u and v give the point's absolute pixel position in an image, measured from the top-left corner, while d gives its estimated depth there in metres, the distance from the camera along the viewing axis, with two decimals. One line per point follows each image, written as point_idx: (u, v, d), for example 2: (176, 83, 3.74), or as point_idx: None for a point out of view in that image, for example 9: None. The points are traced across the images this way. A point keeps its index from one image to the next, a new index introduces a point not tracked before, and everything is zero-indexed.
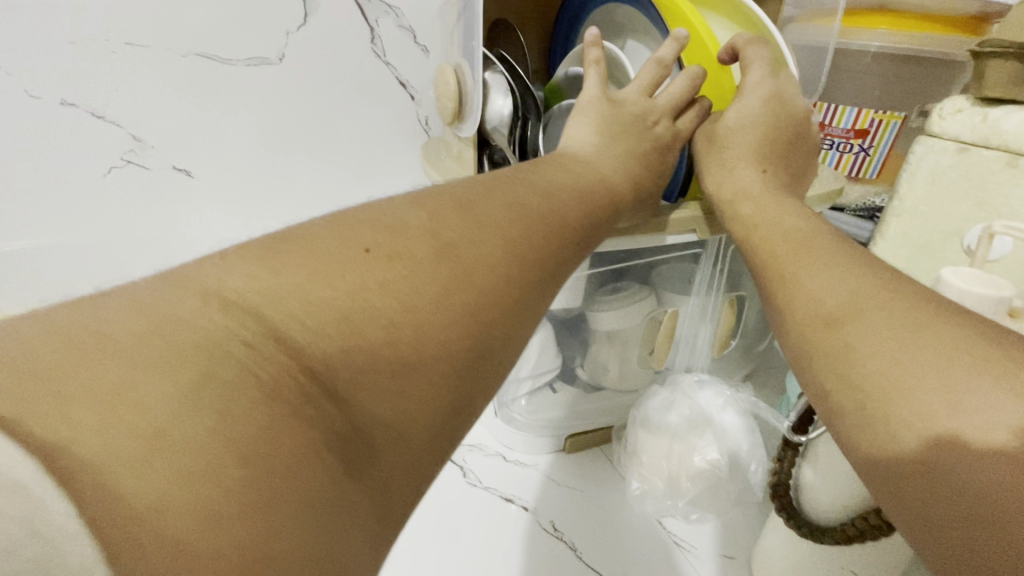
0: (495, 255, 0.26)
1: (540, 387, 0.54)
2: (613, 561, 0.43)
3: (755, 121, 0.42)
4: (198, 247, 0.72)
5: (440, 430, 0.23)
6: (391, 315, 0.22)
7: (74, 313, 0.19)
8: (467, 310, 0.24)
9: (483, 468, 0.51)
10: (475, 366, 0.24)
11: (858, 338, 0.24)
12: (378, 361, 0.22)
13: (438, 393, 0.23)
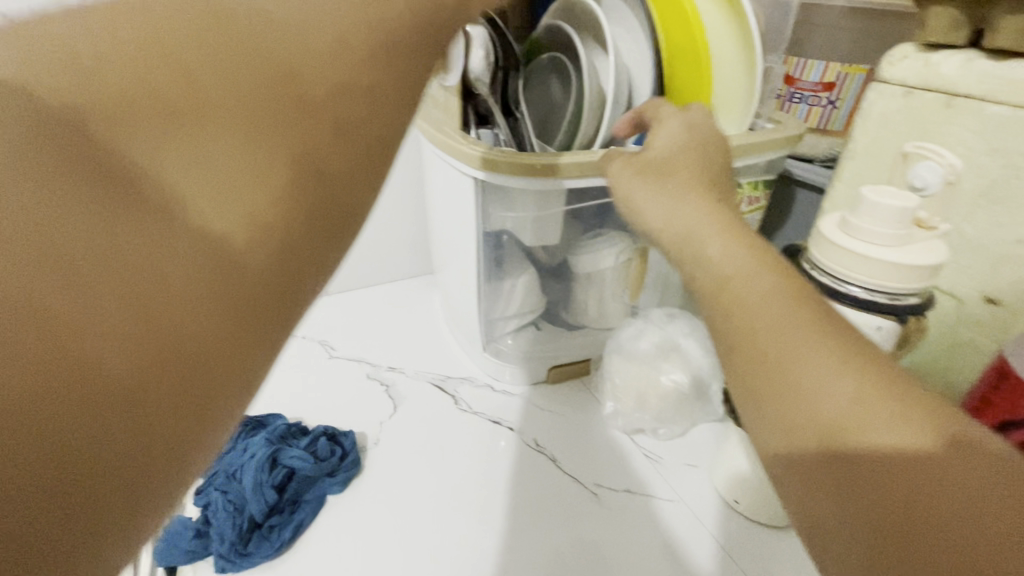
0: (354, 24, 0.20)
1: (524, 326, 0.58)
2: (589, 469, 0.49)
3: (685, 145, 0.34)
4: None
5: (284, 193, 0.19)
6: (161, 60, 0.18)
7: None
8: (339, 111, 0.20)
9: (474, 397, 0.56)
10: (325, 137, 0.20)
11: (740, 294, 0.23)
12: (151, 116, 0.18)
13: (261, 153, 0.19)
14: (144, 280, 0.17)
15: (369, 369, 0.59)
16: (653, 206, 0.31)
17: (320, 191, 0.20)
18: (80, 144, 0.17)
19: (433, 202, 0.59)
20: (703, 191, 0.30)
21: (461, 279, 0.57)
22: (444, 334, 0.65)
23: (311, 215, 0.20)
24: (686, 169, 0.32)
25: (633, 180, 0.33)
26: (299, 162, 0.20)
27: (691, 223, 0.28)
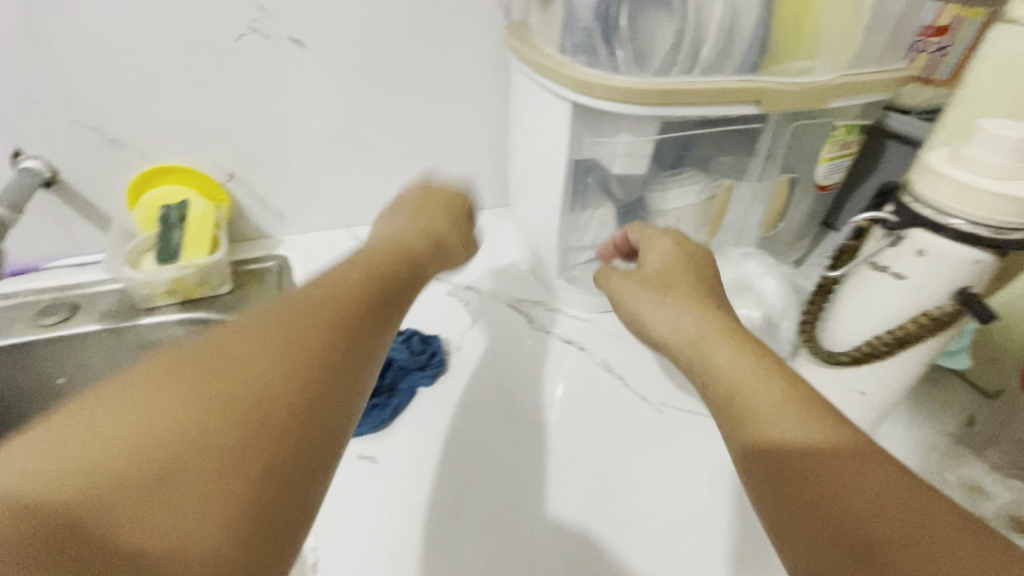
0: (311, 342, 0.28)
1: (597, 257, 0.61)
2: (656, 390, 0.52)
3: (678, 263, 0.43)
4: (241, 132, 0.61)
5: (252, 528, 0.23)
6: (148, 447, 0.22)
7: None
8: (298, 411, 0.26)
9: (546, 318, 0.60)
10: (288, 445, 0.25)
11: (749, 403, 0.30)
12: (131, 492, 0.21)
13: (226, 490, 0.23)
14: None
15: (449, 287, 0.63)
16: (661, 316, 0.40)
17: (281, 493, 0.24)
18: (53, 550, 0.19)
19: (520, 130, 0.61)
20: (705, 304, 0.39)
21: (540, 207, 0.59)
22: (517, 264, 0.69)
23: (261, 527, 0.23)
24: (682, 288, 0.41)
25: (639, 291, 0.43)
26: (264, 479, 0.24)
27: (696, 336, 0.36)
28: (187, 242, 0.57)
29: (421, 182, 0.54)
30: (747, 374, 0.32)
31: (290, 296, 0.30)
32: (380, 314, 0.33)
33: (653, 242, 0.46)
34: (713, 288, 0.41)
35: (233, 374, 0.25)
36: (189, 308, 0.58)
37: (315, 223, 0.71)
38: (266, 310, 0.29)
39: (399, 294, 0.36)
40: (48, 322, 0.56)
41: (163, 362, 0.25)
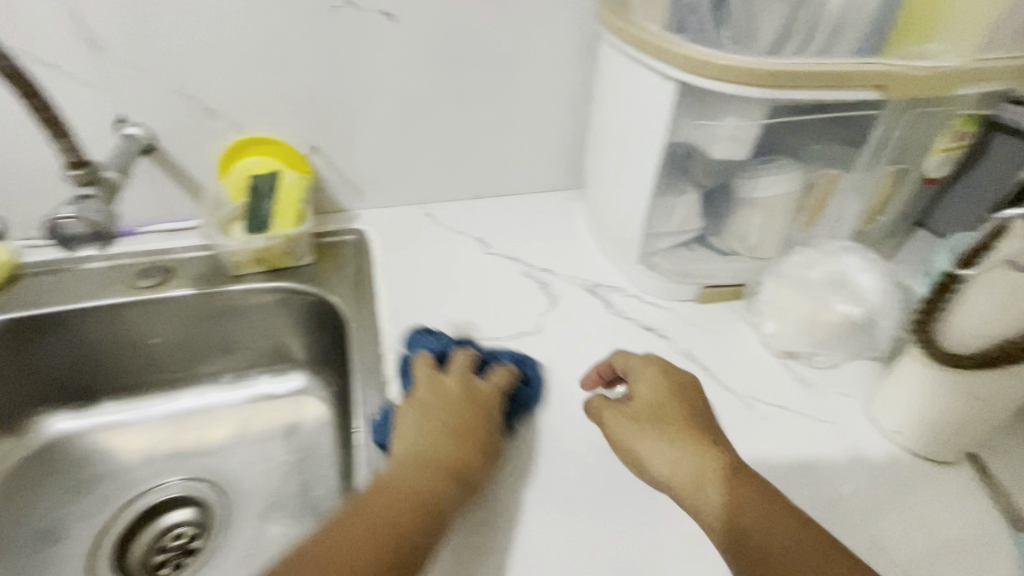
0: None
1: (678, 244, 0.60)
2: (742, 382, 0.51)
3: (665, 400, 0.44)
4: (326, 105, 0.62)
5: None
6: None
7: None
8: None
9: (624, 304, 0.59)
10: None
11: (771, 553, 0.35)
12: None
13: None
14: None
15: (524, 268, 0.63)
16: (662, 461, 0.41)
17: None
18: None
19: (607, 110, 0.59)
20: (700, 442, 0.41)
21: (623, 191, 0.58)
22: (591, 247, 0.68)
23: None
24: (680, 430, 0.42)
25: (633, 426, 0.43)
26: None
27: (704, 483, 0.39)
28: (277, 213, 0.58)
29: (451, 366, 0.47)
30: (760, 523, 0.36)
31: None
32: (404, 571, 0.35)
33: (638, 382, 0.46)
34: (699, 424, 0.43)
35: None
36: (275, 276, 0.60)
37: (389, 198, 0.72)
38: None
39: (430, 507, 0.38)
40: (143, 285, 0.58)
41: None
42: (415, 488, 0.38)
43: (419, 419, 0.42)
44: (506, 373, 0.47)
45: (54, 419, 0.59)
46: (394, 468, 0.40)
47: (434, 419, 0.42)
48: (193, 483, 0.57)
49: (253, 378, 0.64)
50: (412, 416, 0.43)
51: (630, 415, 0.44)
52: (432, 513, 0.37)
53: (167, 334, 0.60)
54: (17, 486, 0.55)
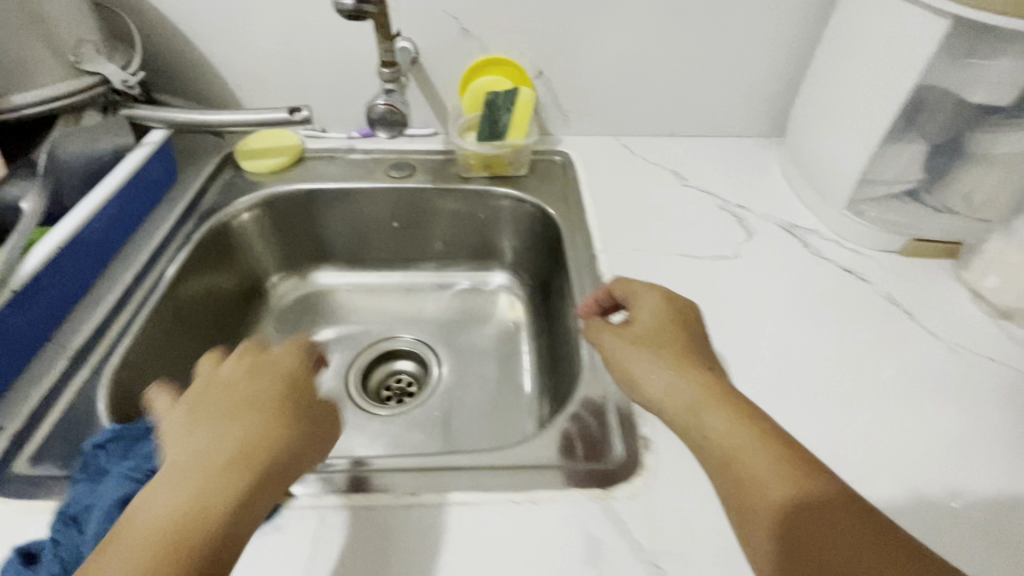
0: (241, 439, 0.33)
1: (892, 195, 0.60)
2: (947, 330, 0.52)
3: (661, 322, 0.43)
4: (561, 35, 0.69)
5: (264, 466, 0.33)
6: (222, 457, 0.32)
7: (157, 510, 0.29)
8: (245, 452, 0.33)
9: (823, 245, 0.61)
10: (275, 423, 0.35)
11: (749, 470, 0.34)
12: (231, 486, 0.31)
13: (257, 420, 0.35)
14: (289, 466, 0.34)
15: (720, 202, 0.67)
16: (653, 378, 0.40)
17: (266, 463, 0.33)
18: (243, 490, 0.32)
19: (841, 50, 0.59)
20: (695, 365, 0.40)
21: (844, 133, 0.59)
22: (786, 191, 0.69)
23: (277, 445, 0.34)
24: (670, 350, 0.41)
25: (626, 344, 0.43)
26: (256, 461, 0.33)
27: (691, 404, 0.38)
28: (512, 124, 0.67)
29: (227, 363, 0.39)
30: (746, 441, 0.35)
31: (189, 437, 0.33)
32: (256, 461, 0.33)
33: (641, 309, 0.45)
34: (688, 346, 0.42)
35: (230, 436, 0.33)
36: (497, 181, 0.70)
37: (590, 127, 0.78)
38: (208, 396, 0.36)
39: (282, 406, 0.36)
40: (394, 175, 0.70)
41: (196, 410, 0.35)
42: (253, 398, 0.36)
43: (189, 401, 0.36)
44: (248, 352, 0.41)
45: (320, 273, 0.74)
46: (215, 398, 0.36)
47: (256, 375, 0.38)
48: (415, 343, 0.70)
49: (461, 270, 0.75)
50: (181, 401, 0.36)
51: (626, 342, 0.43)
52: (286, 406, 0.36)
53: (405, 222, 0.72)
54: (293, 319, 0.71)
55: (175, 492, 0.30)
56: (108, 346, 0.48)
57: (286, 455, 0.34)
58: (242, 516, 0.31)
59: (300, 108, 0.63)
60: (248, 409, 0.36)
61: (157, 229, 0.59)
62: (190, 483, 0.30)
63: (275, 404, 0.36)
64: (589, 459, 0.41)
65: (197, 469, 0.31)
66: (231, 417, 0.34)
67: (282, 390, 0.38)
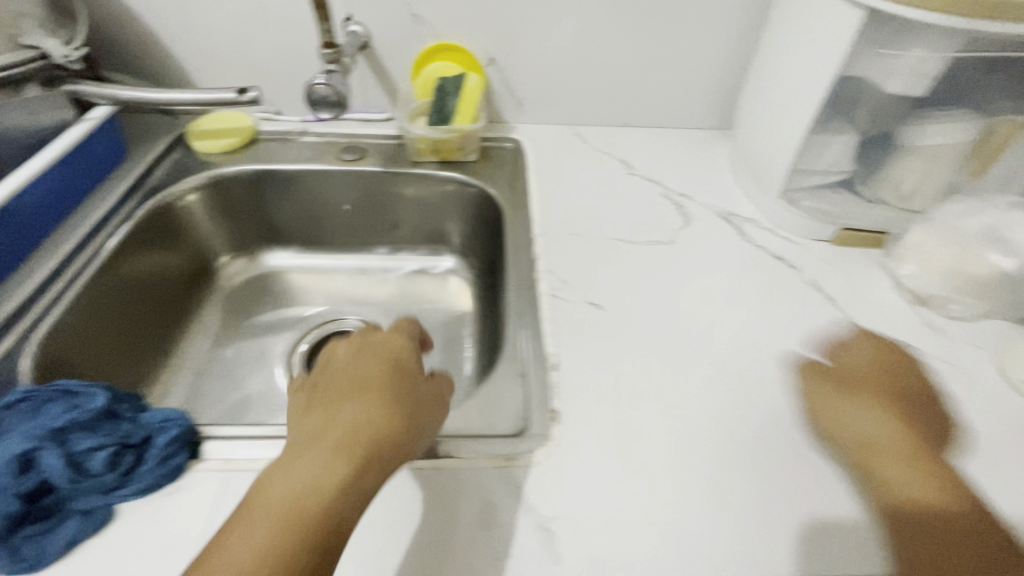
0: (362, 420, 0.37)
1: (826, 185, 0.61)
2: (866, 316, 0.53)
3: (868, 363, 0.46)
4: (513, 22, 0.70)
5: (373, 449, 0.36)
6: (343, 440, 0.35)
7: (281, 482, 0.33)
8: (352, 435, 0.36)
9: (758, 233, 0.62)
10: (384, 408, 0.38)
11: (903, 490, 0.38)
12: (342, 475, 0.34)
13: (367, 407, 0.38)
14: (398, 453, 0.37)
15: (663, 190, 0.68)
16: (853, 417, 0.42)
17: (377, 444, 0.36)
18: (358, 474, 0.34)
19: (779, 43, 0.61)
20: (899, 410, 0.43)
21: (779, 123, 0.60)
22: (729, 181, 0.70)
23: (388, 429, 0.37)
24: (870, 390, 0.44)
25: (834, 389, 0.45)
26: (371, 446, 0.36)
27: (870, 435, 0.41)
28: (458, 109, 0.68)
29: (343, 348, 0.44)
30: (907, 471, 0.39)
31: (318, 416, 0.37)
32: (368, 447, 0.35)
33: (849, 347, 0.48)
34: (896, 386, 0.44)
35: (345, 417, 0.37)
36: (446, 166, 0.70)
37: (545, 116, 0.79)
38: (328, 382, 0.40)
39: (384, 397, 0.39)
40: (346, 157, 0.71)
41: (316, 397, 0.39)
42: (365, 383, 0.39)
43: (308, 389, 0.41)
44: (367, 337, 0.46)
45: (270, 255, 0.75)
46: (334, 387, 0.40)
47: (365, 360, 0.42)
48: (360, 324, 0.71)
49: (413, 254, 0.76)
50: (299, 391, 0.41)
51: (836, 385, 0.45)
52: (385, 398, 0.38)
53: (356, 204, 0.73)
54: (242, 298, 0.71)
55: (301, 468, 0.34)
56: (38, 316, 0.49)
57: (399, 426, 0.37)
58: (356, 488, 0.34)
59: (248, 89, 0.63)
60: (359, 393, 0.39)
61: (99, 204, 0.60)
62: (314, 457, 0.34)
63: (384, 388, 0.39)
64: (499, 430, 0.42)
65: (319, 446, 0.35)
66: (347, 397, 0.38)
67: (390, 372, 0.41)
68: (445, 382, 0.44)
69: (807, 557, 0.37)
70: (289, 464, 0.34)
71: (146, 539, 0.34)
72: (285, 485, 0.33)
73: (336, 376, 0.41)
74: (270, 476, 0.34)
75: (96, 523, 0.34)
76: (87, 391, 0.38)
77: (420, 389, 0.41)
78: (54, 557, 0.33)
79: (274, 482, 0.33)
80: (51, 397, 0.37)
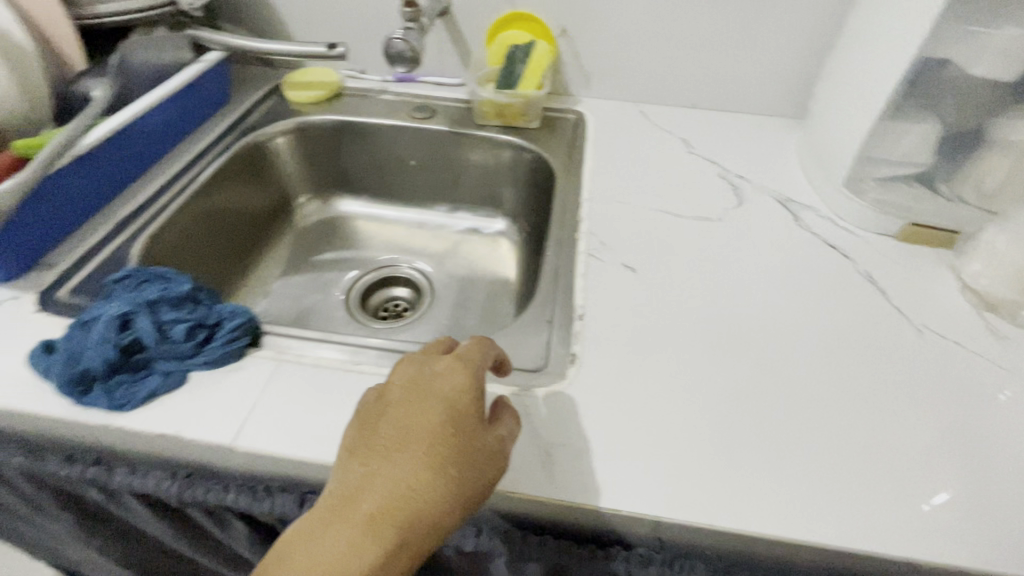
0: (402, 486, 0.33)
1: (897, 177, 0.58)
2: (920, 313, 0.51)
3: None
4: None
5: (408, 525, 0.32)
6: (376, 510, 0.32)
7: (306, 554, 0.31)
8: (389, 507, 0.32)
9: (815, 222, 0.60)
10: (430, 472, 0.33)
11: None
12: (370, 556, 0.31)
13: (411, 469, 0.33)
14: (438, 527, 0.33)
15: (721, 171, 0.67)
16: None
17: (414, 520, 0.32)
18: (385, 558, 0.31)
19: (864, 25, 0.58)
20: None
21: (853, 108, 0.58)
22: (794, 168, 0.68)
23: (429, 502, 0.33)
24: None
25: None
26: (407, 521, 0.32)
27: None
28: (525, 74, 0.70)
29: (400, 366, 0.39)
30: None
31: (357, 468, 0.34)
32: (405, 524, 0.32)
33: None
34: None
35: (384, 480, 0.33)
36: (508, 130, 0.73)
37: (612, 90, 0.80)
38: (374, 419, 0.36)
39: (431, 456, 0.34)
40: (417, 115, 0.76)
41: (359, 437, 0.35)
42: (413, 433, 0.35)
43: (358, 414, 0.37)
44: (433, 351, 0.40)
45: (341, 202, 0.82)
46: (381, 428, 0.35)
47: (423, 395, 0.36)
48: (413, 272, 0.76)
49: (469, 214, 0.80)
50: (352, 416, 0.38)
51: None
52: (432, 459, 0.33)
53: (422, 160, 0.78)
54: (313, 237, 0.78)
55: (328, 541, 0.31)
56: (146, 221, 0.57)
57: (441, 499, 0.33)
58: (383, 573, 0.31)
59: (337, 44, 0.70)
60: (404, 447, 0.34)
61: (205, 136, 0.68)
62: (343, 531, 0.31)
63: (434, 441, 0.34)
64: (520, 364, 0.45)
65: (350, 515, 0.32)
66: (392, 452, 0.34)
67: (445, 422, 0.35)
68: (509, 428, 0.37)
69: (807, 520, 0.37)
70: (317, 532, 0.31)
71: (211, 400, 0.40)
72: (309, 558, 0.31)
73: (386, 407, 0.36)
74: (301, 540, 0.31)
75: (173, 382, 0.40)
76: (177, 279, 0.45)
77: (477, 441, 0.35)
78: (139, 402, 0.39)
79: (301, 547, 0.31)
80: (150, 279, 0.45)
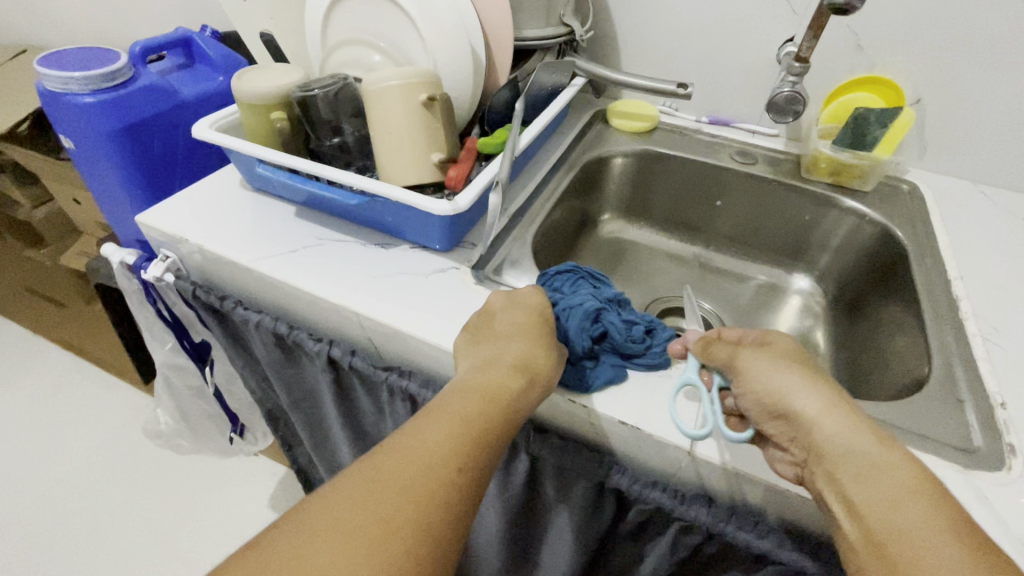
0: (524, 350, 0.42)
1: None
2: None
3: None
4: (959, 72, 0.69)
5: (533, 373, 0.41)
6: (510, 365, 0.41)
7: (463, 394, 0.38)
8: (520, 363, 0.41)
9: None
10: (542, 342, 0.43)
11: None
12: (515, 390, 0.39)
13: (529, 340, 0.43)
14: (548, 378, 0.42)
15: None
16: None
17: (538, 370, 0.41)
18: (524, 393, 0.40)
19: None
20: None
21: None
22: None
23: (545, 359, 0.42)
24: None
25: None
26: (532, 370, 0.41)
27: None
28: (880, 141, 0.69)
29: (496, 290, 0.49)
30: None
31: (486, 347, 0.43)
32: (533, 373, 0.41)
33: None
34: None
35: (509, 349, 0.42)
36: (838, 189, 0.73)
37: (950, 166, 0.76)
38: (484, 317, 0.45)
39: (542, 335, 0.44)
40: (739, 159, 0.78)
41: (477, 333, 0.44)
42: (522, 320, 0.45)
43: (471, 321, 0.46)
44: None
45: (634, 227, 0.86)
46: (491, 321, 0.45)
47: (521, 303, 0.46)
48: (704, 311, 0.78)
49: (758, 265, 0.82)
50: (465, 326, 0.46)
51: None
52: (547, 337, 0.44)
53: (728, 203, 0.80)
54: (608, 254, 0.83)
55: (491, 374, 0.40)
56: (530, 220, 0.64)
57: (555, 356, 0.43)
58: (521, 399, 0.39)
59: (688, 84, 0.74)
60: (519, 327, 0.44)
61: (555, 150, 0.76)
62: (490, 376, 0.40)
63: (538, 325, 0.45)
64: (941, 439, 0.44)
65: (490, 367, 0.40)
66: (512, 331, 0.44)
67: (542, 311, 0.46)
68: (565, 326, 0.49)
69: None
70: (463, 383, 0.39)
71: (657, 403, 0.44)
72: (465, 398, 0.38)
73: (496, 308, 0.46)
74: (453, 389, 0.39)
75: (621, 374, 0.46)
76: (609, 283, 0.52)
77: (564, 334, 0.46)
78: (598, 386, 0.45)
79: (454, 391, 0.38)
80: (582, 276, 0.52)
